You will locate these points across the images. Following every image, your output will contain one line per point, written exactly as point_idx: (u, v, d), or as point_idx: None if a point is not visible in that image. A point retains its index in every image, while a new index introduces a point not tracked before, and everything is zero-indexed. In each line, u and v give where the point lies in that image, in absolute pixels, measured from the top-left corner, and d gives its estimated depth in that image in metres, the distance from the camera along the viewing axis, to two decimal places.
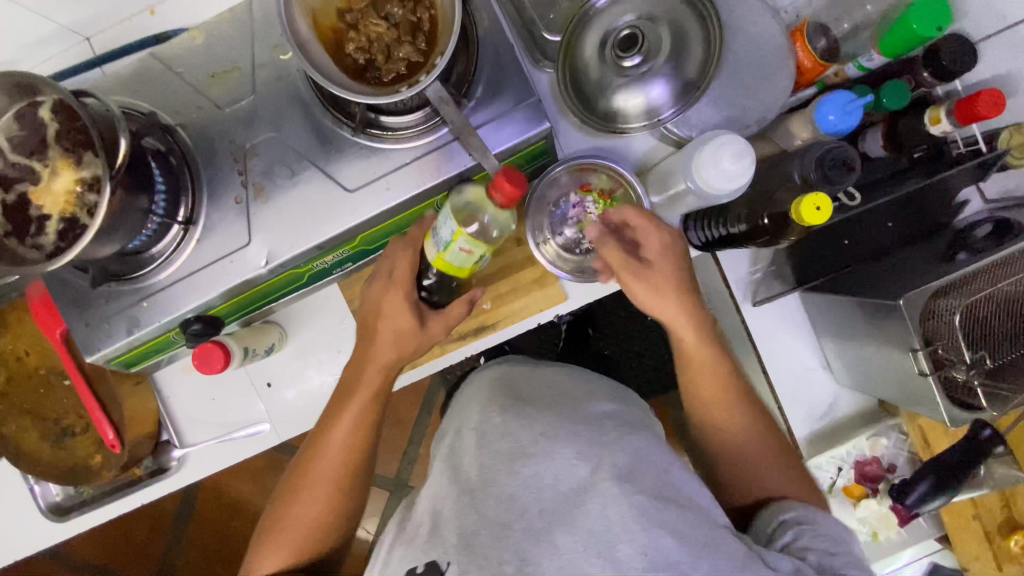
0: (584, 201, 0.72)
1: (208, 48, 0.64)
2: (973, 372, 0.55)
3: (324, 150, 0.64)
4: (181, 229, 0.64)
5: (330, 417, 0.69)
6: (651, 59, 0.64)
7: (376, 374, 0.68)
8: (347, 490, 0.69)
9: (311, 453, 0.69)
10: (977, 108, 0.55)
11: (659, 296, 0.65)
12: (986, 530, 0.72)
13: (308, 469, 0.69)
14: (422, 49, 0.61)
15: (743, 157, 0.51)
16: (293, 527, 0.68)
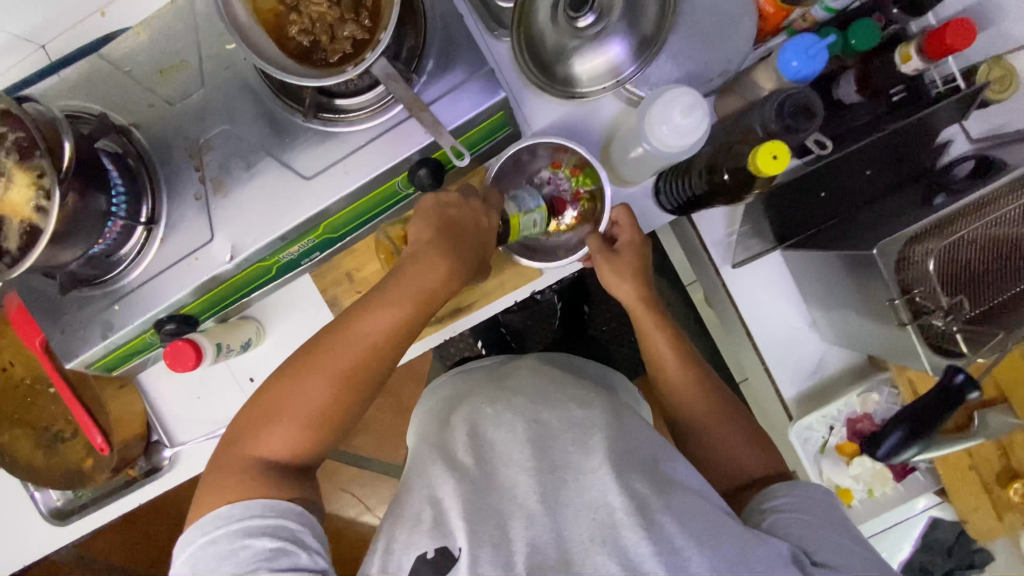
0: (557, 178, 0.72)
1: (154, 43, 0.63)
2: (951, 318, 0.53)
3: (278, 139, 0.63)
4: (145, 229, 0.64)
5: (365, 303, 0.59)
6: (604, 16, 0.61)
7: (414, 297, 0.59)
8: (361, 387, 0.59)
9: (336, 328, 0.58)
10: (947, 40, 0.52)
11: (618, 282, 0.71)
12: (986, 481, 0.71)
13: (324, 348, 0.58)
14: (367, 26, 0.60)
15: (693, 112, 0.50)
16: (293, 408, 0.57)
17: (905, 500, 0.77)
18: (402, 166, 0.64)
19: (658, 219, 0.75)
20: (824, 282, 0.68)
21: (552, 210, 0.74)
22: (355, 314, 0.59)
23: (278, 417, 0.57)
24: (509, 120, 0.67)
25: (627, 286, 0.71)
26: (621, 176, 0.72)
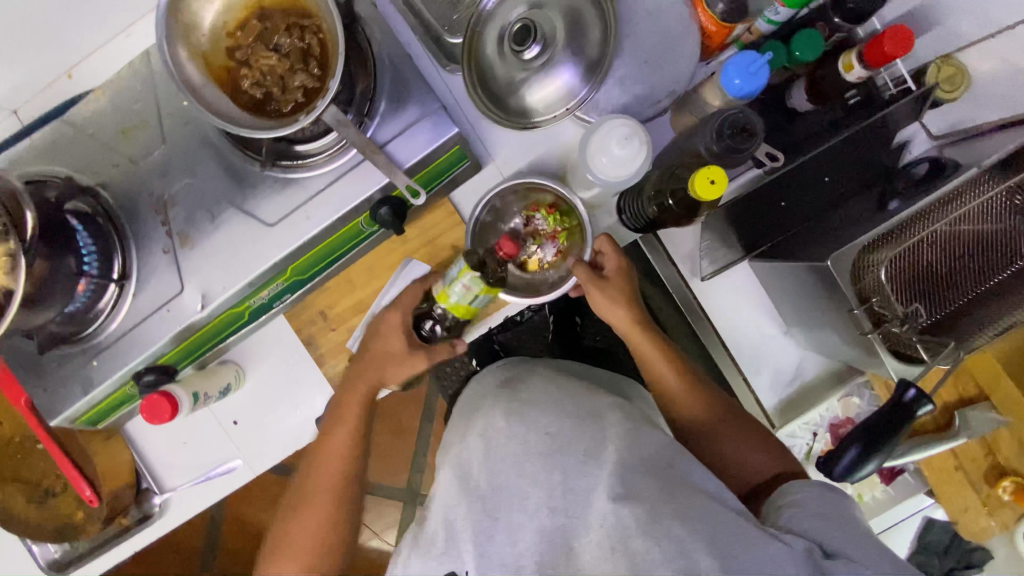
0: (534, 219, 0.72)
1: (115, 104, 0.65)
2: (909, 326, 0.53)
3: (240, 189, 0.65)
4: (117, 286, 0.65)
5: (322, 434, 0.71)
6: (549, 46, 0.63)
7: (358, 400, 0.70)
8: (348, 500, 0.70)
9: (299, 503, 0.70)
10: (885, 49, 0.53)
11: (611, 307, 0.71)
12: (974, 481, 0.70)
13: (305, 491, 0.70)
14: (317, 74, 0.61)
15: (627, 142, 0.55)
16: (292, 547, 0.69)
17: (895, 502, 0.77)
18: (363, 206, 0.65)
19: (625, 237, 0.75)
20: (792, 290, 0.68)
21: (534, 249, 0.73)
22: (316, 501, 0.69)
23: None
24: (467, 153, 0.68)
25: (620, 310, 0.71)
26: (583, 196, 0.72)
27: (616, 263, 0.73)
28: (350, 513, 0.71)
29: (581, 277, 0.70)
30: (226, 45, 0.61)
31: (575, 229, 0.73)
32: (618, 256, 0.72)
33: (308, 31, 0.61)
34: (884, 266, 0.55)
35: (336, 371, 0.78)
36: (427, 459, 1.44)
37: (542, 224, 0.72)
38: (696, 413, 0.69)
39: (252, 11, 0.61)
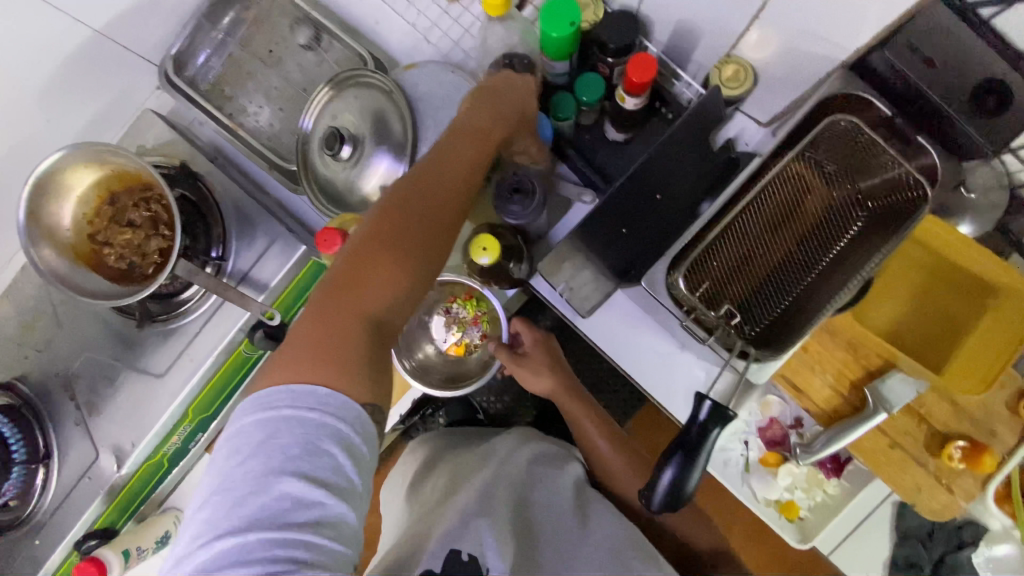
0: (452, 310, 0.76)
1: (18, 305, 0.73)
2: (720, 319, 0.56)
3: (130, 351, 0.71)
4: (42, 465, 0.71)
5: (374, 256, 0.48)
6: (364, 144, 0.69)
7: (456, 216, 0.53)
8: (426, 282, 0.50)
9: (385, 221, 0.50)
10: (633, 78, 0.56)
11: (536, 378, 0.73)
12: (917, 456, 0.64)
13: (380, 234, 0.49)
14: (169, 235, 0.68)
15: None
16: (354, 298, 0.47)
17: (856, 495, 0.71)
18: (239, 337, 0.70)
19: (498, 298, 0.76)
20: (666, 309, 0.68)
21: (459, 336, 0.76)
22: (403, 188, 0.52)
23: (348, 305, 0.46)
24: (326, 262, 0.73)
25: (545, 377, 0.73)
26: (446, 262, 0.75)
27: (531, 337, 0.76)
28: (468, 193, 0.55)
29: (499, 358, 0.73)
30: (86, 232, 0.69)
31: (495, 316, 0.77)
32: (532, 331, 0.76)
33: (153, 201, 0.68)
34: (682, 279, 0.56)
35: None
36: None
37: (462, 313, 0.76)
38: (607, 463, 0.68)
39: (103, 197, 0.69)
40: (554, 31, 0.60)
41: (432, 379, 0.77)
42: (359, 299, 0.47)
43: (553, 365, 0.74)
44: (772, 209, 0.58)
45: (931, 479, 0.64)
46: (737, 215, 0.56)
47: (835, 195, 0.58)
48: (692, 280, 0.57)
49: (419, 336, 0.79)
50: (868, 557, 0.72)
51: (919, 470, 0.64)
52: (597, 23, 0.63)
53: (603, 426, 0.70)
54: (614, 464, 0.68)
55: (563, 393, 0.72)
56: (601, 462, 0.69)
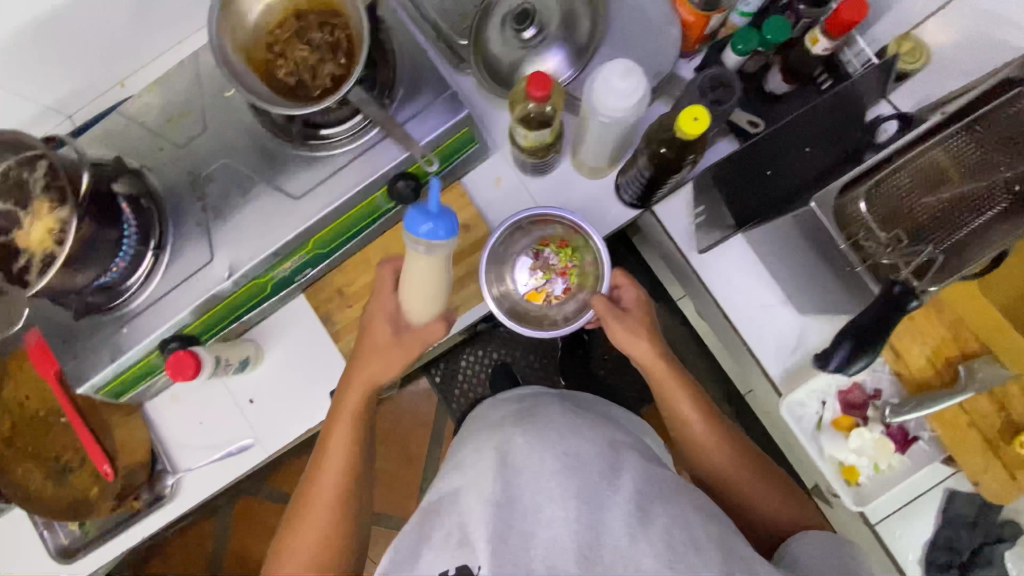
0: (545, 254, 0.77)
1: (165, 96, 0.73)
2: (893, 250, 0.57)
3: (271, 167, 0.71)
4: (153, 255, 0.71)
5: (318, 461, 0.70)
6: (545, 28, 0.71)
7: (358, 391, 0.71)
8: (349, 499, 0.69)
9: (310, 499, 0.69)
10: (842, 16, 0.60)
11: (634, 338, 0.72)
12: (988, 439, 0.69)
13: (306, 495, 0.69)
14: (343, 63, 0.69)
15: (631, 73, 0.54)
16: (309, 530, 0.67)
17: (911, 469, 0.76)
18: (381, 180, 0.71)
19: (624, 214, 0.78)
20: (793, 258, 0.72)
21: (542, 282, 0.77)
22: (333, 429, 0.71)
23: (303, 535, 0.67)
24: (475, 135, 0.75)
25: (643, 341, 0.72)
26: (585, 163, 0.74)
27: (633, 297, 0.76)
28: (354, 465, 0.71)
29: (597, 305, 0.72)
30: (265, 41, 0.70)
31: (587, 272, 0.76)
32: (635, 290, 0.76)
33: (337, 28, 0.69)
34: (862, 202, 0.58)
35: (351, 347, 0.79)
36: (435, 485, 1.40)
37: (553, 260, 0.77)
38: (694, 429, 0.71)
39: (290, 14, 0.71)
40: None
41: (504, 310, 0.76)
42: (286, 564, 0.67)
43: (640, 330, 0.73)
44: (925, 175, 0.60)
45: (998, 464, 0.68)
46: (892, 171, 0.60)
47: (999, 172, 0.59)
48: (868, 207, 0.58)
49: (505, 266, 0.78)
50: (908, 534, 0.77)
51: (987, 453, 0.69)
52: None
53: (697, 403, 0.72)
54: (702, 439, 0.71)
55: (657, 360, 0.72)
56: (688, 435, 0.72)
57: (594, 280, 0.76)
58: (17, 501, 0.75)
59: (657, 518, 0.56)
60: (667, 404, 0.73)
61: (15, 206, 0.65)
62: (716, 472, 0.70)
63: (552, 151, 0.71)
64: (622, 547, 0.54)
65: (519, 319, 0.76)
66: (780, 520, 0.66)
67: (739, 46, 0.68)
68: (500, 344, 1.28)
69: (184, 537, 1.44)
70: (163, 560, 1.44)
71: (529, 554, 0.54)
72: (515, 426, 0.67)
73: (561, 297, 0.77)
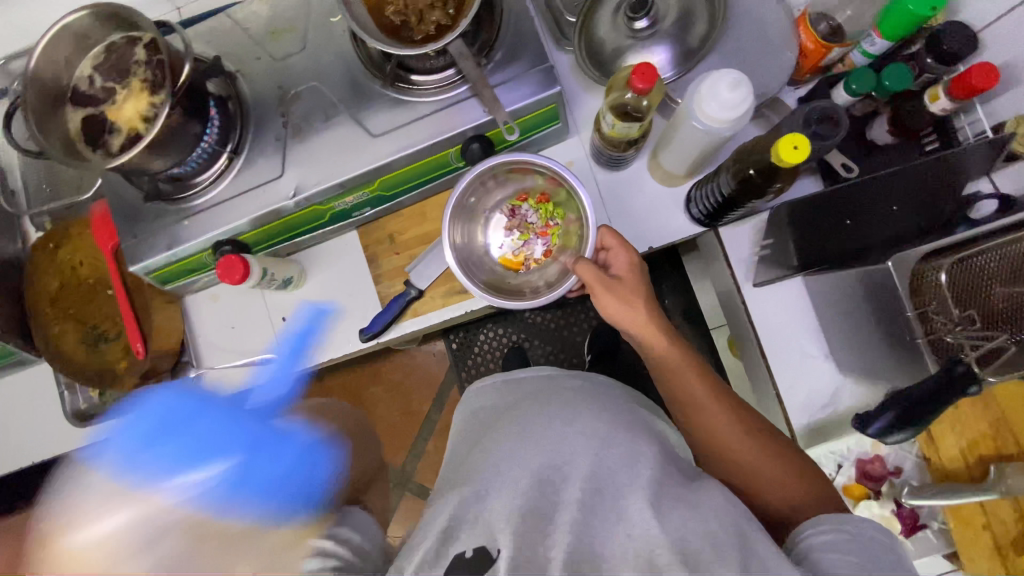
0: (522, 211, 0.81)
1: (273, 7, 0.74)
2: (964, 327, 0.57)
3: (357, 100, 0.72)
4: (227, 159, 0.72)
5: None
6: (658, 22, 0.69)
7: None
8: None
9: None
10: (971, 80, 0.57)
11: (625, 308, 0.68)
12: (997, 545, 0.67)
13: None
14: (451, 14, 0.69)
15: (741, 85, 0.53)
16: None
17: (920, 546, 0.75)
18: (458, 138, 0.71)
19: (686, 229, 0.77)
20: (848, 315, 0.70)
21: (519, 244, 0.81)
22: (332, 359, 0.68)
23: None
24: (558, 115, 0.74)
25: (634, 308, 0.67)
26: (664, 169, 0.73)
27: (626, 262, 0.70)
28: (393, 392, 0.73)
29: (583, 275, 0.67)
30: None
31: (570, 232, 0.78)
32: (629, 256, 0.70)
33: None
34: (944, 271, 0.58)
35: (390, 292, 0.81)
36: (427, 447, 1.43)
37: (532, 220, 0.81)
38: (694, 410, 0.68)
39: None
40: (911, 4, 0.60)
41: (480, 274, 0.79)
42: (299, 458, 0.69)
43: (631, 300, 0.68)
44: (1012, 263, 0.55)
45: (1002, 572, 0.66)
46: (977, 252, 0.56)
47: None
48: (951, 279, 0.58)
49: (479, 222, 0.82)
50: None
51: (994, 558, 0.67)
52: (942, 25, 0.64)
53: (701, 375, 0.68)
54: (720, 425, 0.65)
55: (660, 340, 0.68)
56: (700, 423, 0.67)
57: (575, 238, 0.77)
58: (48, 357, 0.78)
59: (681, 507, 0.56)
60: (670, 384, 0.70)
61: (114, 81, 0.67)
62: (731, 460, 0.65)
63: (634, 148, 0.70)
64: (640, 532, 0.56)
65: (493, 285, 0.78)
66: (801, 503, 0.61)
67: (852, 82, 0.65)
68: (521, 326, 1.24)
69: (183, 433, 1.50)
70: None
71: (547, 539, 0.56)
72: (530, 406, 0.70)
73: (540, 258, 0.81)
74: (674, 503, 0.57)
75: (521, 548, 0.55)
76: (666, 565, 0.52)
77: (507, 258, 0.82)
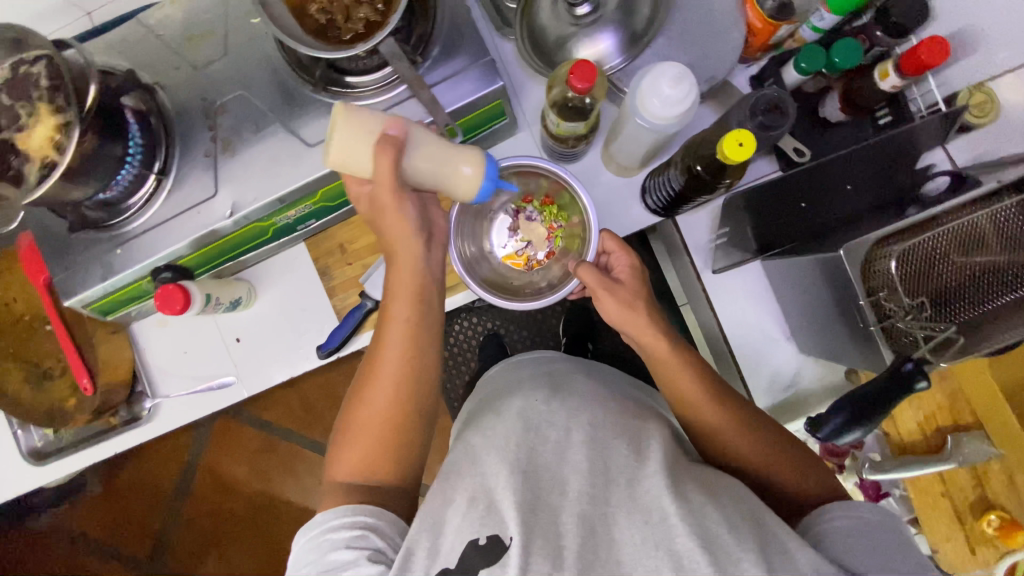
0: (524, 210, 0.78)
1: (188, 11, 0.69)
2: (915, 320, 0.55)
3: (288, 108, 0.68)
4: (155, 179, 0.68)
5: (360, 391, 0.68)
6: (600, 7, 0.66)
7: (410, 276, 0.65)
8: (411, 392, 0.67)
9: (359, 394, 0.68)
10: (921, 58, 0.55)
11: (630, 313, 0.65)
12: (958, 510, 0.70)
13: (363, 392, 0.67)
14: (380, 10, 0.64)
15: (683, 81, 0.51)
16: (365, 424, 0.66)
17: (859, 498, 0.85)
18: None
19: (645, 219, 0.76)
20: (804, 300, 0.70)
21: (519, 246, 0.79)
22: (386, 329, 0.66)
23: (363, 433, 0.66)
24: (505, 110, 0.71)
25: (636, 313, 0.65)
26: (619, 162, 0.72)
27: (626, 265, 0.69)
28: (434, 396, 0.70)
29: (583, 277, 0.65)
30: None
31: (574, 234, 0.76)
32: (629, 258, 0.69)
33: None
34: (895, 259, 0.55)
35: (346, 304, 0.79)
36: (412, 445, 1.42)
37: (538, 218, 0.78)
38: (688, 407, 0.65)
39: None
40: None
41: (481, 274, 0.77)
42: (357, 446, 0.66)
43: (634, 303, 0.65)
44: (959, 239, 0.55)
45: (960, 535, 0.70)
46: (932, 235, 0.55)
47: None
48: (900, 265, 0.56)
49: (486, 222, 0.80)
50: None
51: (954, 523, 0.70)
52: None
53: (700, 378, 0.65)
54: (724, 428, 0.63)
55: (664, 346, 0.65)
56: (700, 419, 0.64)
57: (579, 242, 0.75)
58: None
59: (684, 498, 0.55)
60: (669, 385, 0.66)
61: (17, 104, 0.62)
62: (733, 455, 0.63)
63: (585, 141, 0.68)
64: (639, 528, 0.54)
65: (500, 288, 0.77)
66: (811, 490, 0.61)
67: (800, 63, 0.64)
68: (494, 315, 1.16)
69: (160, 445, 1.48)
70: (137, 466, 1.48)
71: (560, 528, 0.55)
72: (536, 394, 0.70)
73: (542, 261, 0.79)
74: (684, 489, 0.56)
75: (528, 537, 0.54)
76: (688, 554, 0.50)
77: (510, 258, 0.80)
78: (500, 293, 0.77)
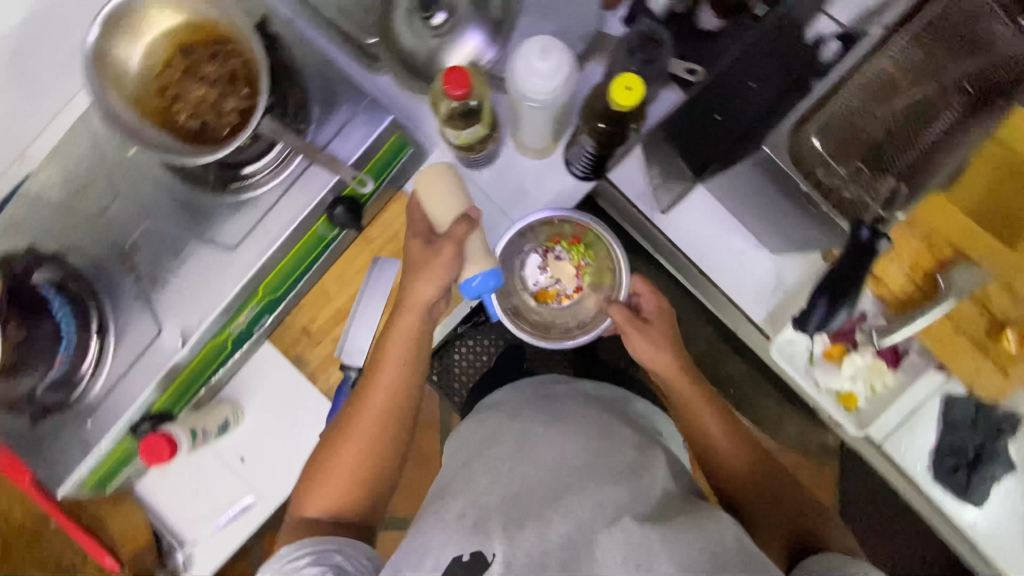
0: (553, 251, 0.79)
1: (66, 169, 0.68)
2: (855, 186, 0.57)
3: (198, 220, 0.66)
4: (97, 341, 0.66)
5: (337, 433, 0.65)
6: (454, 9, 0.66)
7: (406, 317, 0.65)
8: (389, 435, 0.65)
9: (340, 428, 0.65)
10: None
11: (656, 350, 0.71)
12: (978, 339, 0.69)
13: (340, 430, 0.65)
14: (246, 94, 0.63)
15: (551, 50, 0.51)
16: (338, 470, 0.64)
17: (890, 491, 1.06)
18: (317, 211, 0.66)
19: (578, 191, 0.75)
20: (756, 206, 0.69)
21: (551, 282, 0.79)
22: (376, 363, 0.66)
23: (343, 480, 0.63)
24: (407, 140, 0.70)
25: (663, 350, 0.70)
26: (530, 146, 0.71)
27: (654, 306, 0.75)
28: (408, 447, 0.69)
29: (617, 316, 0.72)
30: (158, 88, 0.64)
31: (603, 269, 0.79)
32: (656, 301, 0.75)
33: (230, 57, 0.64)
34: (815, 137, 0.57)
35: (330, 384, 0.78)
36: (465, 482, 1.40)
37: (565, 256, 0.79)
38: (711, 440, 0.67)
39: (176, 52, 0.64)
40: None
41: (512, 311, 0.79)
42: (325, 486, 0.63)
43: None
44: (875, 88, 0.58)
45: (989, 363, 0.69)
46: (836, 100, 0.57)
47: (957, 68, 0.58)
48: (823, 141, 0.57)
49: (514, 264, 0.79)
50: (913, 443, 0.84)
51: (980, 354, 0.69)
52: None
53: (720, 416, 0.67)
54: (721, 444, 0.65)
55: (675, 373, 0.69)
56: (716, 455, 0.66)
57: (610, 276, 0.79)
58: None
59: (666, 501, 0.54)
60: (688, 415, 0.69)
61: None
62: (742, 500, 0.64)
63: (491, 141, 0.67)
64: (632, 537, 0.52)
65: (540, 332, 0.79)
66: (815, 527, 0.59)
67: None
68: None
69: None
70: None
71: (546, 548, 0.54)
72: (536, 418, 0.69)
73: (573, 296, 0.80)
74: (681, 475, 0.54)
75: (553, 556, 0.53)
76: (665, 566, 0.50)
77: (541, 292, 0.80)
78: (527, 325, 0.79)
